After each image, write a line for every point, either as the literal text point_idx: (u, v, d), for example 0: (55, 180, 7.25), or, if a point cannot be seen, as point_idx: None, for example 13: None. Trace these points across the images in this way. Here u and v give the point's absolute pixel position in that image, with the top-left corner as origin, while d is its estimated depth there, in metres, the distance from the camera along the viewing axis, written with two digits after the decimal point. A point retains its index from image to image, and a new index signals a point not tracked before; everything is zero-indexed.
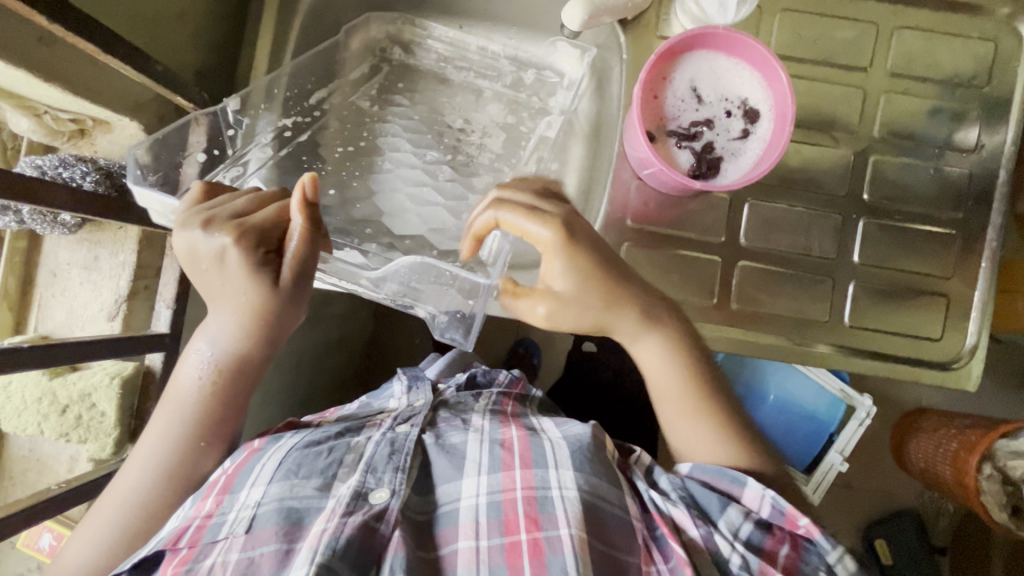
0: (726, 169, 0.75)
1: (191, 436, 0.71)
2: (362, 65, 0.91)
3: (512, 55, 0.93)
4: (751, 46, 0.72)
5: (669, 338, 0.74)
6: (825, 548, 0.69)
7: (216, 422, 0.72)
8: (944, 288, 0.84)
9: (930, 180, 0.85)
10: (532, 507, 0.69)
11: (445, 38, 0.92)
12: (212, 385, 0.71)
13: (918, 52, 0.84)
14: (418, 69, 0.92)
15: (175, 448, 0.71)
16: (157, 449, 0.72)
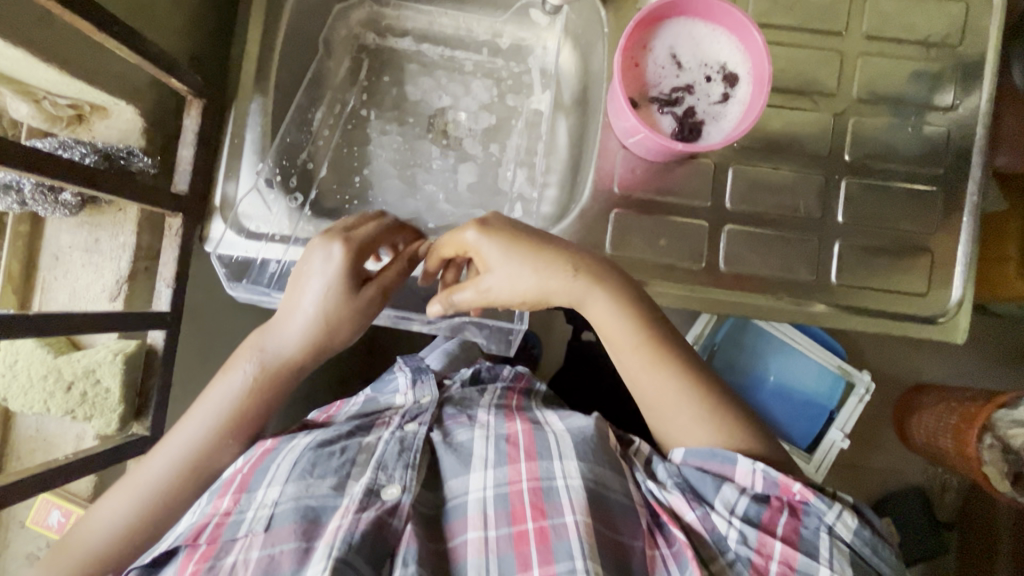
0: (708, 132, 0.77)
1: (226, 433, 0.74)
2: (346, 58, 0.96)
3: (490, 25, 0.97)
4: (724, 10, 0.74)
5: (632, 310, 0.72)
6: (822, 508, 0.65)
7: (262, 415, 0.76)
8: (929, 243, 0.86)
9: (910, 139, 0.87)
10: (537, 498, 0.70)
11: (422, 17, 0.98)
12: (255, 381, 0.74)
13: (891, 15, 0.86)
14: (395, 52, 0.98)
15: (223, 447, 0.74)
16: (188, 450, 0.73)
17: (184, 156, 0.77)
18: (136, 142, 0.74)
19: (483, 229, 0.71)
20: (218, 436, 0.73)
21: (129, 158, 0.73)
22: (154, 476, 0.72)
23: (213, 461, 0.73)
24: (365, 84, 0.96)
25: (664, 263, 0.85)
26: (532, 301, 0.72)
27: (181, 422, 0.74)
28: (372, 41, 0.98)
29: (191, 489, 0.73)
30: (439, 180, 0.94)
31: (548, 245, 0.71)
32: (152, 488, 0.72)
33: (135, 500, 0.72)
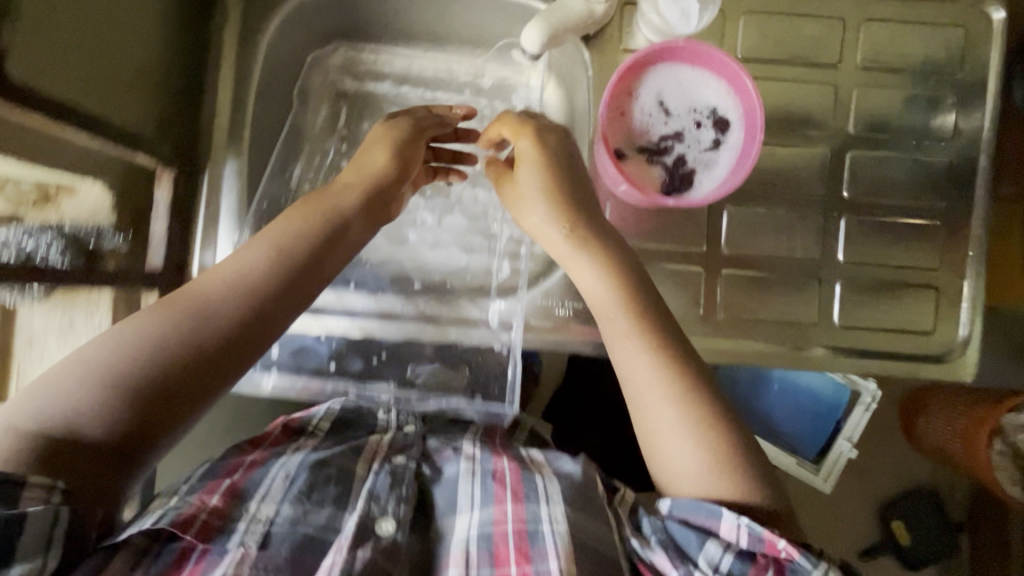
0: (700, 181, 0.74)
1: (275, 261, 0.65)
2: (325, 104, 0.93)
3: (470, 66, 0.95)
4: (711, 55, 0.71)
5: (625, 272, 0.70)
6: (811, 569, 0.55)
7: (302, 286, 0.66)
8: (933, 279, 0.83)
9: (907, 174, 0.84)
10: (522, 542, 0.59)
11: (400, 61, 0.95)
12: (300, 213, 0.69)
13: (885, 46, 0.83)
14: (374, 95, 0.95)
15: (269, 280, 0.64)
16: (240, 291, 0.62)
17: (157, 230, 0.76)
18: (105, 219, 0.70)
19: (533, 148, 0.74)
20: (262, 257, 0.64)
21: (98, 238, 0.70)
22: (193, 306, 0.60)
23: (249, 307, 0.62)
24: (347, 131, 0.93)
25: None
26: (534, 231, 0.74)
27: (231, 258, 0.64)
28: (349, 84, 0.94)
29: (214, 336, 0.59)
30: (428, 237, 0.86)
31: (569, 182, 0.73)
32: (189, 310, 0.60)
33: (156, 331, 0.58)
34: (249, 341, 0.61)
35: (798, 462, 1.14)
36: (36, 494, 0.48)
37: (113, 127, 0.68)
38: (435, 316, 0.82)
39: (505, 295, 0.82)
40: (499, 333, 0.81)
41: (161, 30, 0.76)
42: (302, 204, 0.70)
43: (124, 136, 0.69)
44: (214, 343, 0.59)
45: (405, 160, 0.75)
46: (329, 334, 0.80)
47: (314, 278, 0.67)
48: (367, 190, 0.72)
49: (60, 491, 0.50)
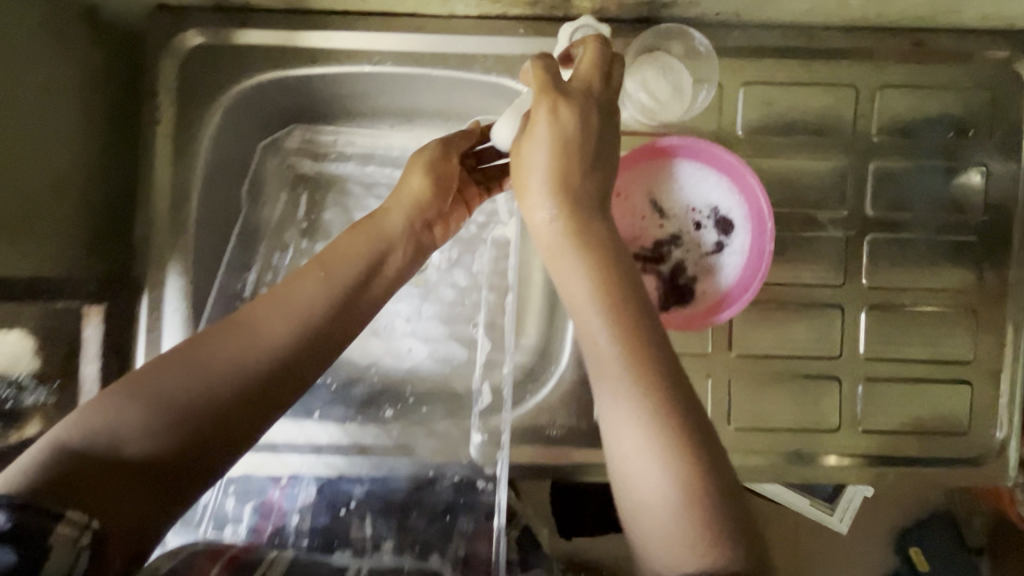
0: (704, 290, 0.65)
1: (327, 283, 0.57)
2: (281, 191, 0.78)
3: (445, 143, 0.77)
4: (714, 153, 0.64)
5: (613, 273, 0.50)
6: None
7: (352, 315, 0.58)
8: (966, 374, 0.75)
9: (934, 257, 0.75)
10: None
11: (363, 140, 0.78)
12: (348, 240, 0.61)
13: (904, 115, 0.74)
14: (331, 180, 0.79)
15: (326, 301, 0.56)
16: (297, 315, 0.54)
17: (87, 373, 0.67)
18: (26, 365, 0.61)
19: (550, 124, 0.54)
20: (317, 274, 0.57)
21: (17, 395, 0.60)
22: (246, 325, 0.53)
23: (302, 340, 0.54)
24: (310, 224, 0.79)
25: None
26: (529, 220, 0.55)
27: (286, 279, 0.56)
28: (308, 169, 0.79)
29: (266, 364, 0.52)
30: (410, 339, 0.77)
31: (579, 168, 0.54)
32: (241, 333, 0.52)
33: (206, 352, 0.51)
34: (298, 375, 0.54)
35: (812, 502, 0.87)
36: (69, 533, 0.41)
37: (12, 283, 0.59)
38: (411, 442, 0.72)
39: (490, 415, 0.73)
40: (484, 464, 0.72)
41: (75, 148, 0.66)
42: (351, 231, 0.62)
43: (34, 288, 0.61)
44: (261, 369, 0.52)
45: (443, 182, 0.66)
46: (294, 476, 0.71)
47: (366, 302, 0.59)
48: (411, 209, 0.64)
49: (92, 529, 0.43)
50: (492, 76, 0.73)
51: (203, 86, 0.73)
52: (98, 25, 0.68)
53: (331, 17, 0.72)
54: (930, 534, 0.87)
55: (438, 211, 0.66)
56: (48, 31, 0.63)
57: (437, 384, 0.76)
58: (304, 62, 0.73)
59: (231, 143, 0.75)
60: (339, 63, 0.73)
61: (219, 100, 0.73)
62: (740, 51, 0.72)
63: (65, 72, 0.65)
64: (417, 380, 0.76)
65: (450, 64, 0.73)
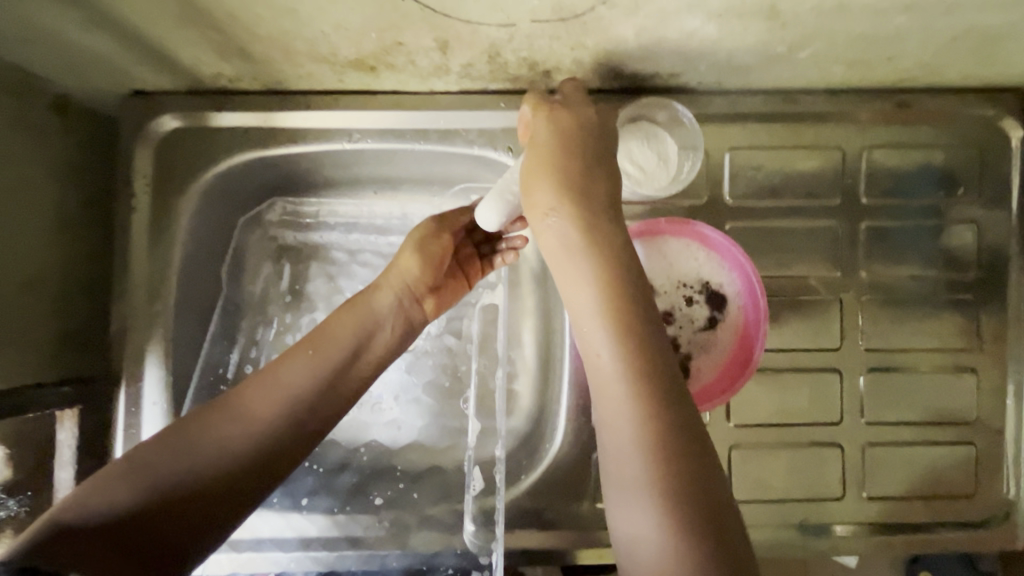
0: (698, 366, 0.65)
1: (316, 363, 0.58)
2: (264, 265, 0.78)
3: (430, 210, 0.78)
4: (701, 231, 0.64)
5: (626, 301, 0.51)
6: None
7: (338, 397, 0.59)
8: (969, 434, 0.73)
9: (930, 315, 0.74)
10: None
11: (347, 210, 0.78)
12: (340, 317, 0.62)
13: (891, 175, 0.73)
14: (315, 252, 0.78)
15: (313, 381, 0.58)
16: (285, 394, 0.56)
17: (62, 479, 0.64)
18: None
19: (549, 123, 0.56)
20: (307, 353, 0.59)
21: None
22: (237, 404, 0.55)
23: (287, 422, 0.56)
24: (294, 296, 0.78)
25: None
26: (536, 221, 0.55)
27: (280, 359, 0.59)
28: (290, 240, 0.78)
29: (255, 446, 0.54)
30: (398, 410, 0.76)
31: (580, 159, 0.55)
32: (234, 413, 0.54)
33: (199, 430, 0.53)
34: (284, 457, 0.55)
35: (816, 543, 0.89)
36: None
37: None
38: (403, 531, 0.70)
39: (484, 499, 0.70)
40: (479, 553, 0.69)
41: (44, 245, 0.63)
42: (344, 306, 0.63)
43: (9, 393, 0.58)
44: (252, 449, 0.54)
45: (436, 259, 0.66)
46: (282, 572, 0.68)
47: (353, 381, 0.60)
48: (401, 280, 0.64)
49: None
50: (474, 148, 0.72)
51: (179, 169, 0.71)
52: (65, 114, 0.66)
53: (308, 96, 0.71)
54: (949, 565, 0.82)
55: (433, 284, 0.66)
56: (15, 127, 0.60)
57: (427, 461, 0.74)
58: (282, 142, 0.71)
59: (211, 225, 0.73)
60: (317, 142, 0.72)
61: (196, 183, 0.71)
62: (723, 117, 0.72)
63: (31, 167, 0.62)
64: (407, 460, 0.74)
65: (431, 139, 0.72)
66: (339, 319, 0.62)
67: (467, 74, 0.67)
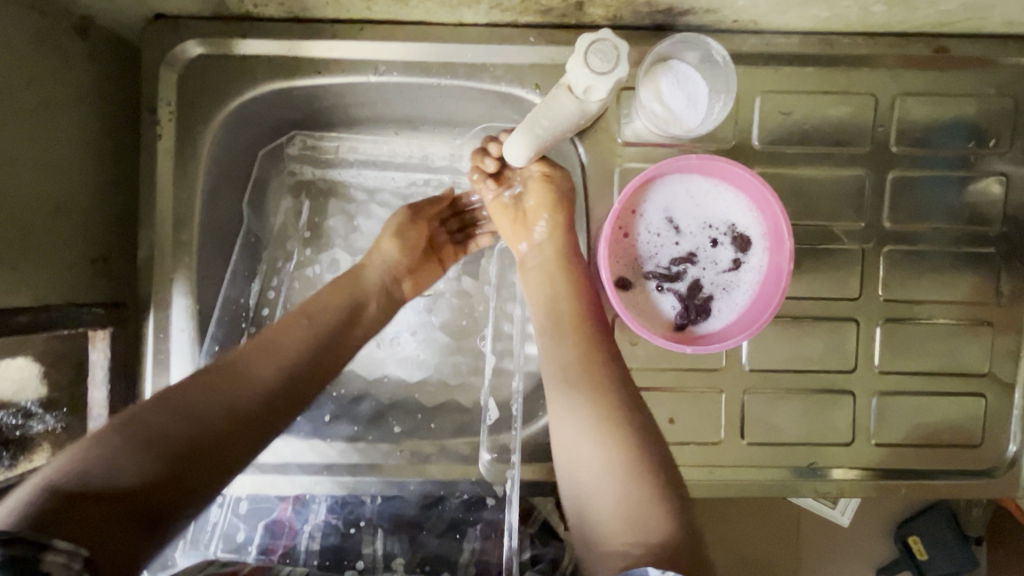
0: (718, 308, 0.66)
1: (310, 330, 0.59)
2: (286, 199, 0.78)
3: (448, 151, 0.78)
4: (733, 170, 0.63)
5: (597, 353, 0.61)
6: None
7: (333, 356, 0.59)
8: (981, 386, 0.74)
9: (951, 268, 0.74)
10: None
11: (366, 147, 0.77)
12: (328, 292, 0.63)
13: (922, 123, 0.72)
14: (336, 187, 0.78)
15: (307, 346, 0.58)
16: (282, 355, 0.56)
17: (96, 398, 0.66)
18: (32, 392, 0.61)
19: (541, 195, 0.67)
20: (301, 322, 0.59)
21: (25, 423, 0.60)
22: (231, 366, 0.54)
23: (285, 380, 0.55)
24: (313, 232, 0.78)
25: (677, 441, 0.73)
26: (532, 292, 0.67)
27: (272, 328, 0.58)
28: (309, 175, 0.78)
29: (254, 400, 0.52)
30: (417, 346, 0.77)
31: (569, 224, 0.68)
32: (230, 374, 0.53)
33: (196, 392, 0.51)
34: (283, 412, 0.54)
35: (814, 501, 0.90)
36: (60, 560, 0.39)
37: (11, 315, 0.55)
38: (421, 460, 0.72)
39: (498, 433, 0.72)
40: (494, 482, 0.71)
41: (76, 170, 0.64)
42: (332, 283, 0.64)
43: (44, 310, 0.59)
44: (253, 404, 0.52)
45: (415, 245, 0.70)
46: (307, 494, 0.71)
47: (344, 344, 0.61)
48: (383, 264, 0.68)
49: (81, 556, 0.40)
50: (501, 85, 0.71)
51: (202, 97, 0.70)
52: (91, 37, 0.65)
53: (335, 26, 0.69)
54: (930, 523, 0.90)
55: (410, 267, 0.70)
56: (42, 44, 0.59)
57: (444, 396, 0.76)
58: (308, 72, 0.70)
59: (234, 157, 0.73)
60: (343, 73, 0.70)
61: (220, 112, 0.70)
62: (756, 59, 0.70)
63: (62, 89, 0.61)
64: (424, 393, 0.76)
65: (458, 73, 0.71)
66: (330, 292, 0.63)
67: (498, 4, 0.66)
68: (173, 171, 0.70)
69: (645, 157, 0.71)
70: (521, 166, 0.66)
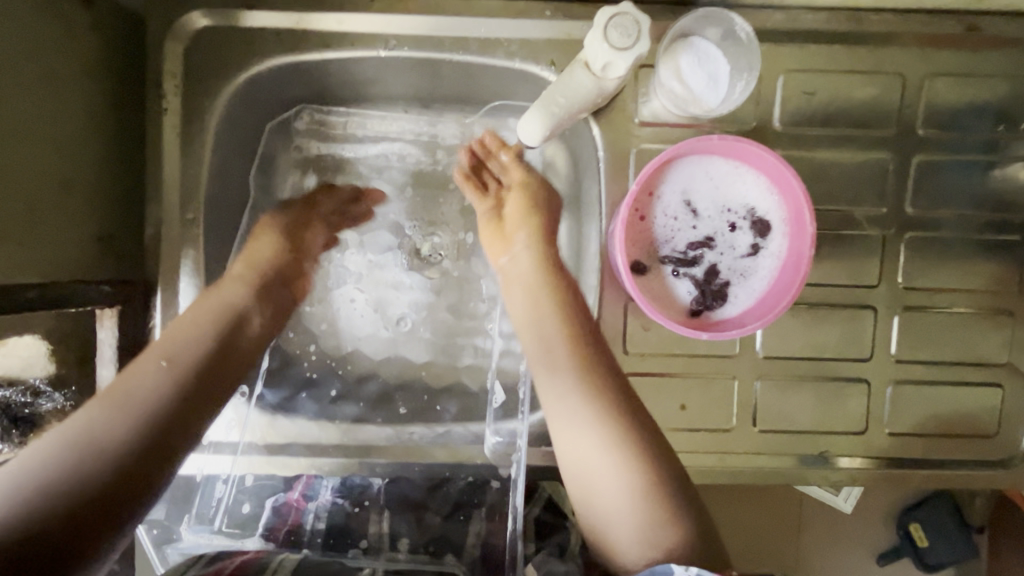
0: (735, 294, 0.65)
1: (174, 368, 0.57)
2: (294, 175, 0.77)
3: (457, 128, 0.76)
4: (754, 151, 0.61)
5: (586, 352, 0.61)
6: None
7: (214, 385, 0.59)
8: (999, 376, 0.73)
9: (974, 256, 0.72)
10: None
11: (374, 123, 0.76)
12: (186, 322, 0.61)
13: (951, 105, 0.70)
14: (345, 164, 0.77)
15: (173, 381, 0.56)
16: (146, 399, 0.54)
17: (104, 376, 0.65)
18: (40, 370, 0.61)
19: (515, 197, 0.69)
20: (158, 363, 0.56)
21: (34, 401, 0.61)
22: (89, 424, 0.51)
23: (159, 422, 0.53)
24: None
25: (689, 428, 0.72)
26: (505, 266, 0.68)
27: (125, 372, 0.55)
28: (316, 151, 0.77)
29: (108, 461, 0.49)
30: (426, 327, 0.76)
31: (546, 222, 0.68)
32: (77, 437, 0.50)
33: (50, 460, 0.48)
34: (157, 458, 0.53)
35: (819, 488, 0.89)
36: None
37: (20, 293, 0.54)
38: (429, 443, 0.72)
39: (505, 419, 0.72)
40: (500, 465, 0.71)
41: (82, 146, 0.62)
42: (193, 305, 0.63)
43: (55, 287, 0.58)
44: (116, 459, 0.50)
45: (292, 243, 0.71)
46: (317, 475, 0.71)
47: (224, 371, 0.60)
48: (252, 273, 0.67)
49: None
50: (516, 61, 0.69)
51: (209, 72, 0.68)
52: (96, 8, 0.63)
53: None
54: (932, 511, 0.90)
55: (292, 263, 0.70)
56: (45, 15, 0.57)
57: (451, 379, 0.75)
58: (317, 46, 0.68)
59: (240, 134, 0.72)
60: (352, 47, 0.68)
61: (227, 87, 0.69)
62: (780, 36, 0.68)
63: (66, 62, 0.59)
64: (433, 375, 0.75)
65: (471, 49, 0.68)
66: (183, 322, 0.61)
67: None
68: (180, 148, 0.69)
69: (663, 138, 0.69)
70: (533, 144, 0.64)
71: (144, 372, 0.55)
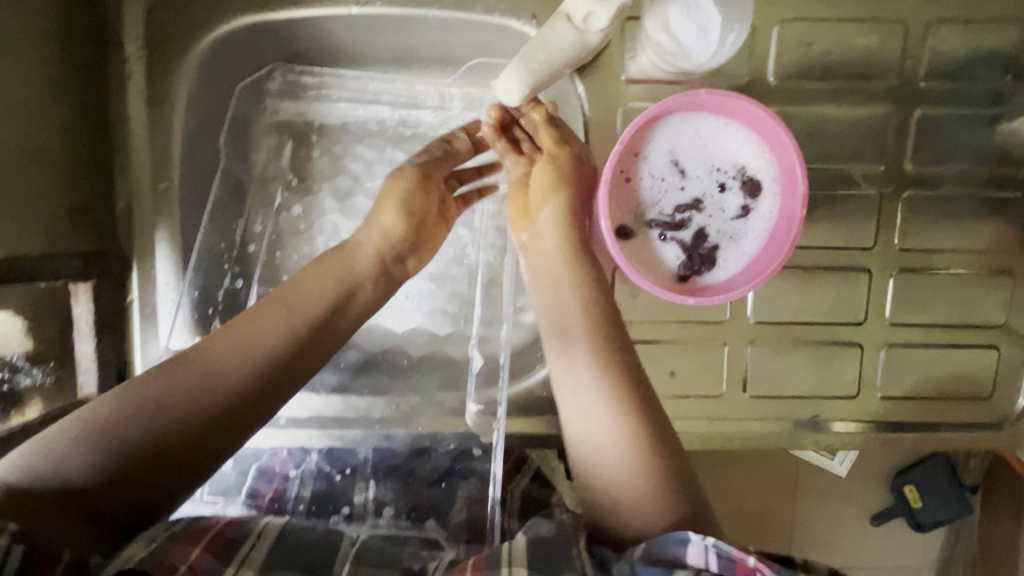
0: (725, 257, 0.63)
1: (288, 320, 0.54)
2: (268, 142, 0.73)
3: (436, 91, 0.72)
4: (744, 106, 0.59)
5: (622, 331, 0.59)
6: None
7: (299, 366, 0.54)
8: (995, 337, 0.72)
9: (974, 214, 0.69)
10: None
11: (350, 82, 0.71)
12: (314, 276, 0.57)
13: (955, 53, 0.66)
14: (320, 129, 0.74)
15: (282, 339, 0.53)
16: (245, 356, 0.51)
17: (84, 351, 0.66)
18: (18, 345, 0.61)
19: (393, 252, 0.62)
20: (278, 312, 0.54)
21: (12, 377, 0.61)
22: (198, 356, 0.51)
23: (253, 382, 0.51)
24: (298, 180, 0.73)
25: (679, 395, 0.71)
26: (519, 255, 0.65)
27: (244, 314, 0.54)
28: (289, 113, 0.72)
29: (221, 399, 0.50)
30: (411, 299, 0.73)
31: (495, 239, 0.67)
32: (199, 367, 0.50)
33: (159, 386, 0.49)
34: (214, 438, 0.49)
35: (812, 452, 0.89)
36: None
37: None
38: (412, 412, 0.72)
39: (486, 388, 0.72)
40: (481, 433, 0.72)
41: (37, 113, 0.60)
42: (317, 265, 0.58)
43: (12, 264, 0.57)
44: (212, 408, 0.49)
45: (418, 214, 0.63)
46: (303, 446, 0.72)
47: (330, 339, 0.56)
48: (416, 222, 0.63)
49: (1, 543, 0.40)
50: (495, 16, 0.66)
51: (175, 34, 0.65)
52: None
53: None
54: (924, 473, 0.89)
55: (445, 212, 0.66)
56: None
57: (434, 348, 0.74)
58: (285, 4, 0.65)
59: (210, 99, 0.69)
60: (322, 5, 0.66)
61: (195, 50, 0.66)
62: None
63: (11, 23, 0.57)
64: (418, 346, 0.74)
65: (447, 3, 0.66)
66: (318, 286, 0.57)
67: None
68: (149, 115, 0.67)
69: (650, 96, 0.66)
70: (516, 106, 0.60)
71: (251, 329, 0.53)
